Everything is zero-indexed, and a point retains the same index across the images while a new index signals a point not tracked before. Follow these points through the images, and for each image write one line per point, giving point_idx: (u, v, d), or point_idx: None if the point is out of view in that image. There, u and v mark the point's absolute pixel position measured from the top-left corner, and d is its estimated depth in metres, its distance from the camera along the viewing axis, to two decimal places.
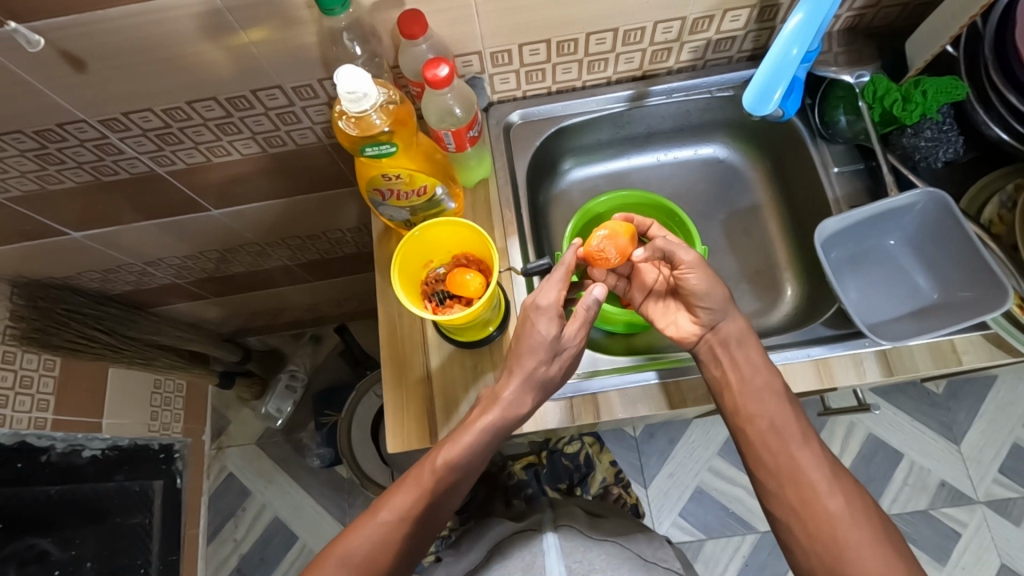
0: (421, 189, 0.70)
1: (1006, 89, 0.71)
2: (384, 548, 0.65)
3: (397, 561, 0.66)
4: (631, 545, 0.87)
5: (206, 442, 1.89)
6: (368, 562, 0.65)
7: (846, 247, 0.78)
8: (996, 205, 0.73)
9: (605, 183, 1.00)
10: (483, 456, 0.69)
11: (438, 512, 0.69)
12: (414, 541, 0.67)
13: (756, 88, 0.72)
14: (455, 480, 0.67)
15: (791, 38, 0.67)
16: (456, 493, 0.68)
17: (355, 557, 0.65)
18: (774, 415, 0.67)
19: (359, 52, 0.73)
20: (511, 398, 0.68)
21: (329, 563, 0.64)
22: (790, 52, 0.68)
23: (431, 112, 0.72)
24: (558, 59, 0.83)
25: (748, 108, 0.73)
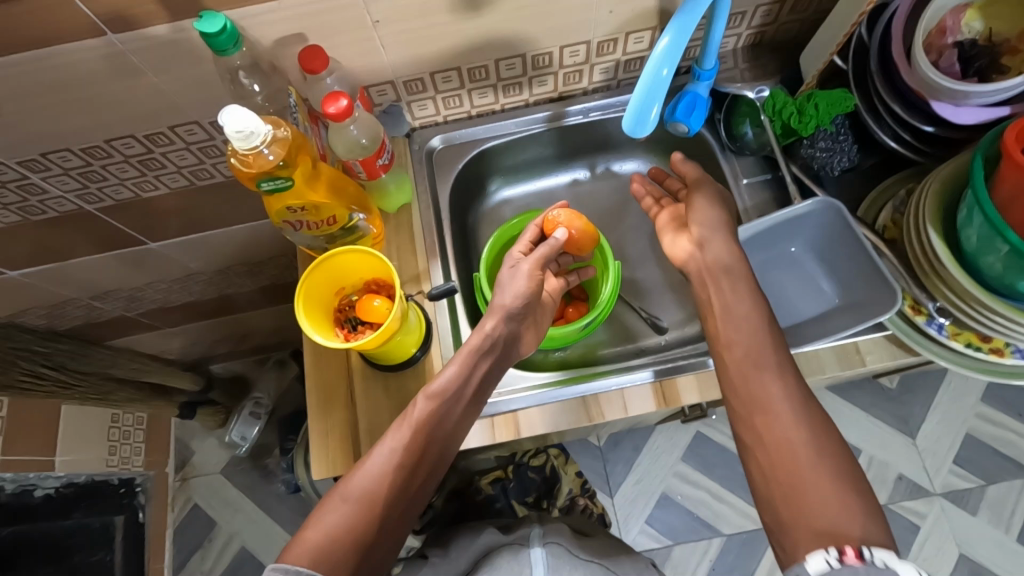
0: (330, 218, 0.71)
1: (892, 100, 0.74)
2: (387, 481, 0.63)
3: (398, 500, 0.63)
4: (617, 568, 0.81)
5: (170, 474, 1.87)
6: (370, 499, 0.61)
7: (755, 255, 0.80)
8: (890, 210, 0.76)
9: (535, 201, 1.02)
10: (469, 390, 0.71)
11: (434, 452, 0.67)
12: (410, 482, 0.64)
13: (634, 111, 0.66)
14: (442, 409, 0.68)
15: (659, 60, 0.61)
16: (448, 428, 0.69)
17: (357, 495, 0.61)
18: (739, 336, 0.64)
19: (259, 89, 0.72)
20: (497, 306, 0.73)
21: (331, 507, 0.60)
22: (660, 72, 0.62)
23: (337, 142, 0.73)
24: (472, 85, 0.86)
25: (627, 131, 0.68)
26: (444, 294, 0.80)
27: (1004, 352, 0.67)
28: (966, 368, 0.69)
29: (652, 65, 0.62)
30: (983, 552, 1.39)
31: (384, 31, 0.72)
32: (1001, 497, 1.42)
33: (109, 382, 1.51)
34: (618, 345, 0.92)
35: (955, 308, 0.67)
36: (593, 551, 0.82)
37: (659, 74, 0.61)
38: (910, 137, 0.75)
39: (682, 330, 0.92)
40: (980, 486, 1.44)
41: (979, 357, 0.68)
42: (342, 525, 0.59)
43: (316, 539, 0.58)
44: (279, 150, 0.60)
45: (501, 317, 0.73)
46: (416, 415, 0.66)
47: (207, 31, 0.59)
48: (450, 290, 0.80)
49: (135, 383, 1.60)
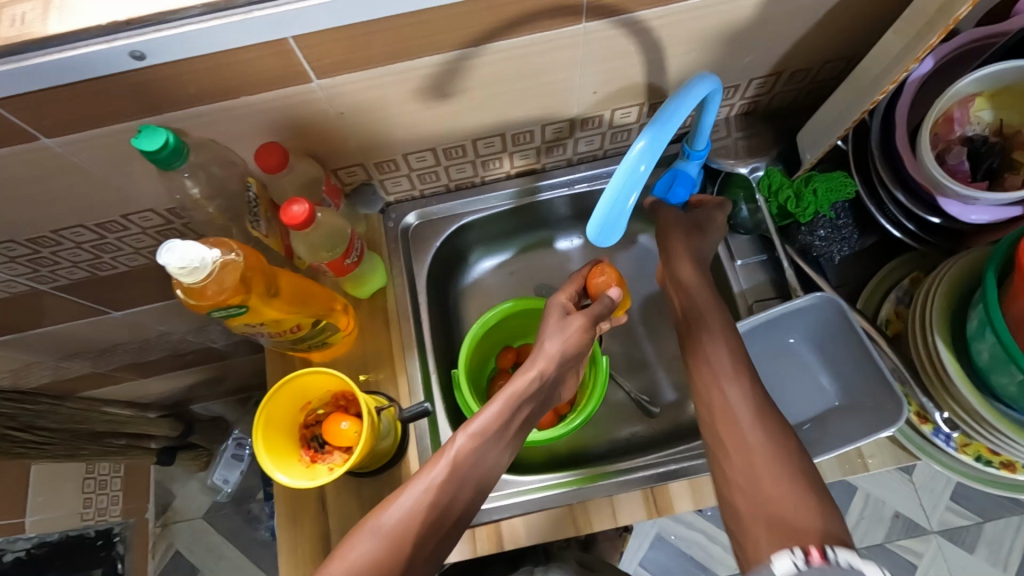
0: (294, 326, 0.66)
1: (895, 187, 0.68)
2: (418, 519, 0.59)
3: (427, 539, 0.59)
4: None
5: (150, 520, 1.80)
6: (399, 537, 0.58)
7: (749, 348, 0.75)
8: (893, 302, 0.72)
9: (518, 269, 0.96)
10: (509, 433, 0.66)
11: (469, 493, 0.63)
12: (442, 524, 0.60)
13: (602, 216, 0.55)
14: (481, 449, 0.64)
15: (637, 155, 0.51)
16: (486, 470, 0.64)
17: (387, 530, 0.58)
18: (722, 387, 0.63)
19: (196, 189, 0.62)
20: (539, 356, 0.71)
21: (358, 540, 0.58)
22: (636, 170, 0.52)
23: (300, 246, 0.66)
24: (449, 162, 0.80)
25: (592, 240, 0.57)
26: (416, 418, 0.71)
27: (1017, 467, 0.64)
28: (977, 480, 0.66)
29: (628, 161, 0.52)
30: None
31: (349, 121, 0.67)
32: (999, 535, 1.39)
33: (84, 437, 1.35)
34: (605, 433, 0.88)
35: (962, 423, 0.63)
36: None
37: (636, 171, 0.52)
38: (915, 227, 0.69)
39: (675, 414, 0.87)
40: (977, 523, 1.41)
41: (990, 470, 0.64)
42: (368, 560, 0.56)
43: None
44: (229, 278, 0.55)
45: (547, 360, 0.70)
46: (452, 459, 0.62)
47: (147, 149, 0.53)
48: (423, 413, 0.71)
49: (114, 435, 1.44)
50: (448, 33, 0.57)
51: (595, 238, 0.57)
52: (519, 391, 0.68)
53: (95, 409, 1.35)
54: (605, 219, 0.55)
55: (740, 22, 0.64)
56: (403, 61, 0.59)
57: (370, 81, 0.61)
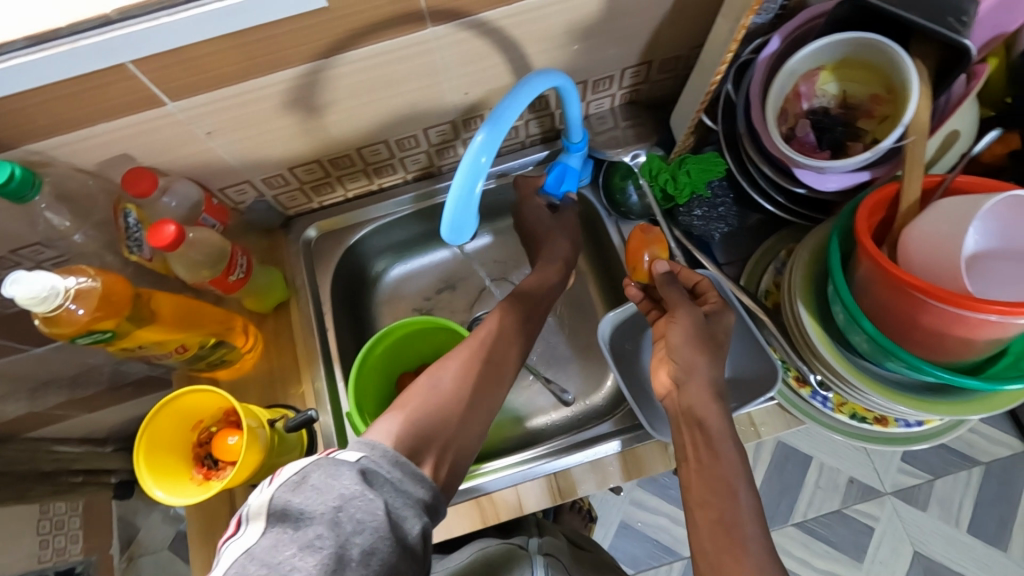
0: (180, 346, 0.66)
1: (762, 162, 0.71)
2: (464, 383, 0.64)
3: (482, 386, 0.65)
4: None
5: (114, 556, 1.64)
6: (454, 388, 0.63)
7: (637, 333, 0.78)
8: (771, 274, 0.74)
9: (432, 273, 0.98)
10: (528, 314, 0.75)
11: (508, 356, 0.69)
12: (490, 378, 0.66)
13: (451, 210, 0.56)
14: (509, 322, 0.72)
15: (477, 147, 0.53)
16: (517, 347, 0.70)
17: (440, 383, 0.63)
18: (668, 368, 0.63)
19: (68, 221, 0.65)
20: (547, 263, 0.81)
21: (414, 392, 0.62)
22: (478, 161, 0.53)
23: (179, 266, 0.67)
24: (341, 172, 0.82)
25: (445, 237, 0.58)
26: (302, 425, 0.70)
27: (887, 421, 0.67)
28: (856, 438, 0.68)
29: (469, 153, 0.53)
30: (936, 548, 1.37)
31: (220, 140, 0.68)
32: (950, 491, 1.40)
33: (31, 476, 1.29)
34: (522, 428, 0.89)
35: (833, 385, 0.65)
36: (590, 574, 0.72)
37: (477, 162, 0.52)
38: (784, 200, 0.72)
39: (587, 402, 0.89)
40: (929, 481, 1.42)
41: (864, 427, 0.67)
42: (427, 404, 0.60)
43: (405, 413, 0.58)
44: (89, 304, 0.55)
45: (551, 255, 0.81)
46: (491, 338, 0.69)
47: None
48: (308, 419, 0.69)
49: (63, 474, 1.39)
50: (290, 51, 0.58)
51: (448, 232, 0.58)
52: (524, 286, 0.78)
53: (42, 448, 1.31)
54: (454, 212, 0.56)
55: (589, 16, 0.67)
56: (256, 79, 0.60)
57: (227, 101, 0.62)
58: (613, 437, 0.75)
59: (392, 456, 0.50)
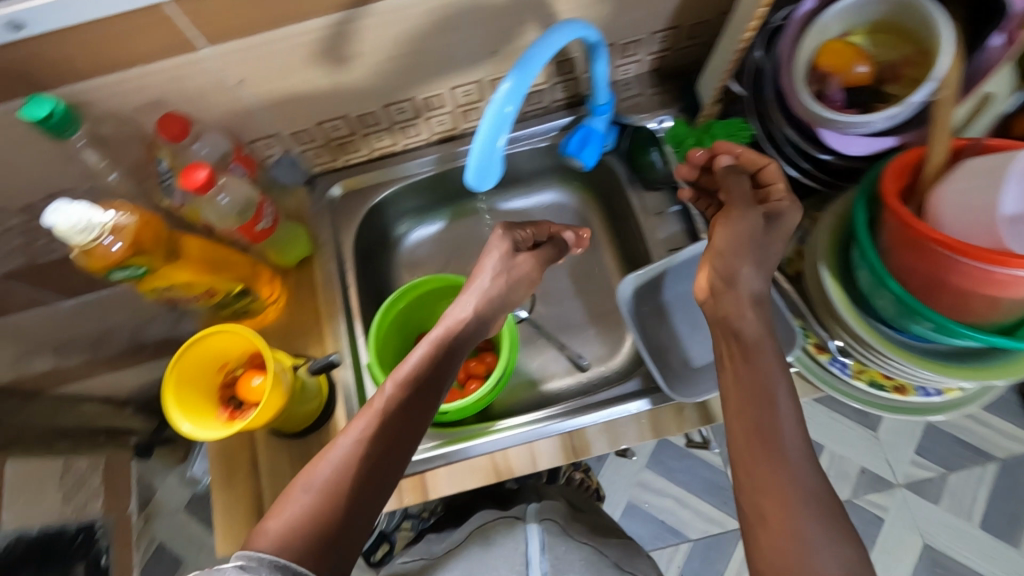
0: (207, 289, 0.69)
1: (785, 124, 0.72)
2: (349, 475, 0.54)
3: (371, 481, 0.55)
4: (609, 550, 0.74)
5: (131, 515, 1.67)
6: (336, 484, 0.53)
7: (659, 296, 0.77)
8: (794, 243, 0.74)
9: (450, 239, 0.98)
10: (438, 377, 0.64)
11: (404, 432, 0.59)
12: (384, 461, 0.56)
13: (477, 156, 0.56)
14: (409, 395, 0.61)
15: (502, 97, 0.54)
16: (417, 422, 0.60)
17: (320, 483, 0.53)
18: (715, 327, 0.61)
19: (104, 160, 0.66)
20: (452, 314, 0.70)
21: (293, 500, 0.52)
22: (504, 111, 0.55)
23: (208, 212, 0.68)
24: (366, 130, 0.82)
25: (469, 183, 0.59)
26: (326, 368, 0.72)
27: (907, 390, 0.66)
28: (875, 407, 0.68)
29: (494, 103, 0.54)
30: (944, 540, 1.35)
31: (251, 90, 0.69)
32: (962, 485, 1.38)
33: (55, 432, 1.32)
34: (536, 388, 0.90)
35: (855, 351, 0.65)
36: (587, 531, 0.76)
37: (502, 111, 0.54)
38: (809, 165, 0.72)
39: (602, 368, 0.90)
40: (941, 474, 1.39)
41: (883, 396, 0.67)
42: (301, 519, 0.51)
43: (272, 533, 0.50)
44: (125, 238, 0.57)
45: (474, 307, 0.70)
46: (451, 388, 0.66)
47: (36, 117, 0.55)
48: (332, 364, 0.72)
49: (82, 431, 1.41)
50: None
51: (471, 178, 0.59)
52: (448, 330, 0.68)
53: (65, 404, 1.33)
54: (479, 161, 0.57)
55: None
56: (287, 27, 0.61)
57: (260, 48, 0.63)
58: (642, 396, 0.76)
59: (275, 562, 0.47)
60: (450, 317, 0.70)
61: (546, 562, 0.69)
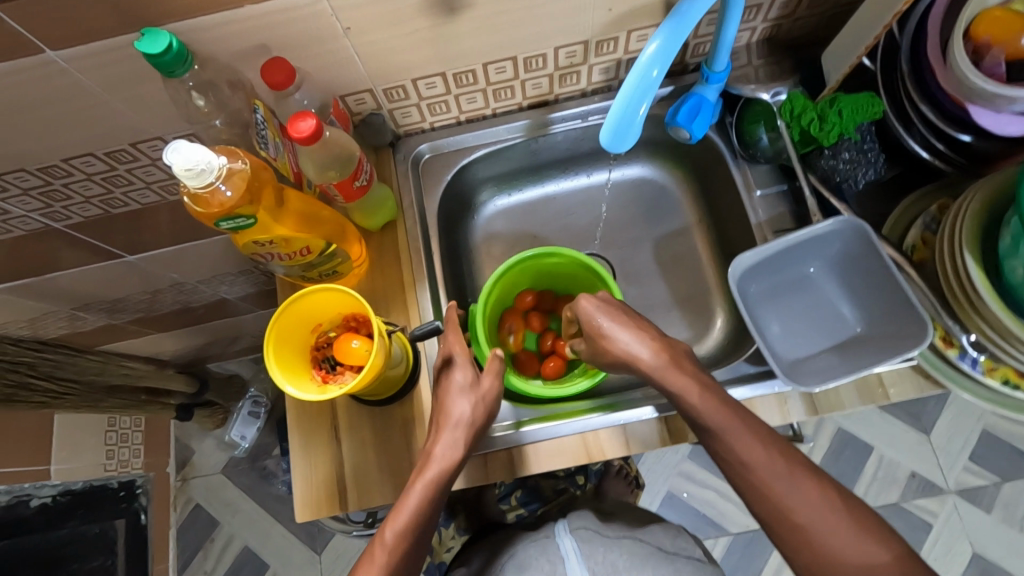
0: (303, 248, 0.65)
1: (922, 103, 0.66)
2: None
3: None
4: (649, 537, 0.75)
5: (170, 475, 1.71)
6: None
7: (766, 278, 0.74)
8: (919, 227, 0.69)
9: (530, 212, 0.95)
10: (439, 507, 0.60)
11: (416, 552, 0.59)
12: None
13: (617, 118, 0.55)
14: (416, 531, 0.58)
15: (649, 59, 0.51)
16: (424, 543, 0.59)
17: None
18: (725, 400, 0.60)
19: (204, 104, 0.63)
20: (440, 453, 0.63)
21: None
22: (650, 74, 0.52)
23: (309, 165, 0.65)
24: (460, 90, 0.78)
25: (605, 144, 0.58)
26: (428, 335, 0.73)
27: None
28: (999, 406, 0.64)
29: (641, 66, 0.51)
30: (997, 553, 1.27)
31: (355, 39, 0.65)
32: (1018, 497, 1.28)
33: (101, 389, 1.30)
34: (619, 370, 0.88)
35: (990, 344, 0.61)
36: (621, 527, 0.76)
37: (648, 75, 0.51)
38: (943, 147, 0.67)
39: None
40: (995, 484, 1.30)
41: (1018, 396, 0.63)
42: None
43: None
44: (237, 186, 0.55)
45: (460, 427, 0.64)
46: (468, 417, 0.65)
47: (149, 52, 0.52)
48: (435, 330, 0.72)
49: (129, 388, 1.41)
50: None
51: (608, 141, 0.58)
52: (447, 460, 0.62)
53: (112, 361, 1.32)
54: (618, 121, 0.56)
55: None
56: None
57: None
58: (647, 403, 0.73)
59: None
60: (441, 450, 0.63)
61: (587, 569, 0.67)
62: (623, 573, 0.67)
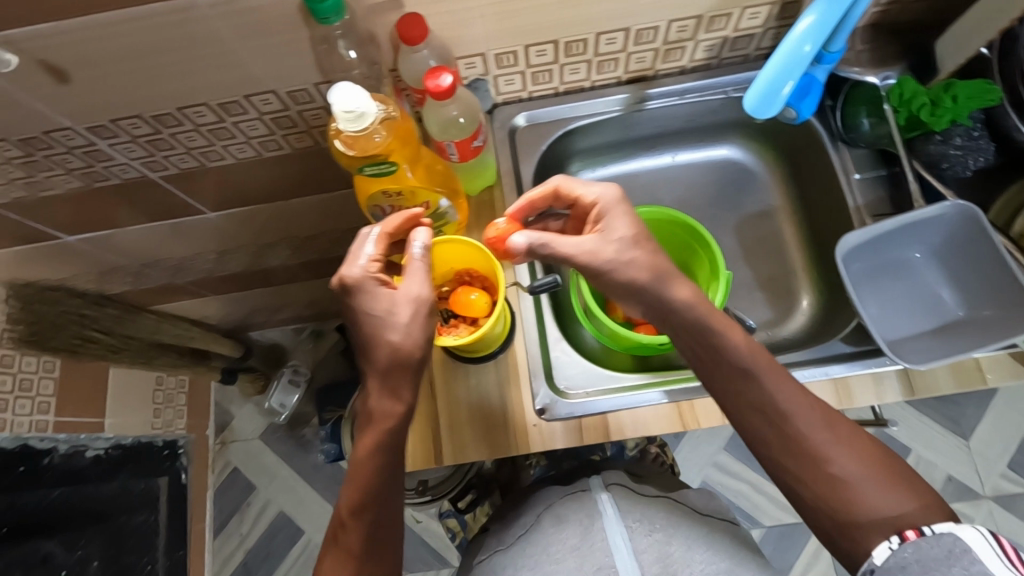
0: (423, 204, 0.67)
1: None
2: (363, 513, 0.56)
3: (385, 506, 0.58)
4: (684, 500, 0.76)
5: (209, 437, 1.70)
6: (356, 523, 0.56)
7: (870, 259, 0.75)
8: None
9: (611, 187, 0.96)
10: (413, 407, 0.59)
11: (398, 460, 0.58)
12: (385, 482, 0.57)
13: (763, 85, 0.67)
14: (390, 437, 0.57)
15: (803, 35, 0.63)
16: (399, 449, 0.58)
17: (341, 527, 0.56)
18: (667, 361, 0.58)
19: (354, 57, 0.69)
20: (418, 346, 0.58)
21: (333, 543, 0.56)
22: (801, 48, 0.64)
23: (433, 121, 0.68)
24: (566, 60, 0.79)
25: (750, 106, 0.69)
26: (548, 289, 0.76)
27: None
28: None
29: (795, 40, 0.64)
30: None
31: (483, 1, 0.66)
32: None
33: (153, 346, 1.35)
34: None
35: None
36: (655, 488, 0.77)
37: (801, 48, 0.64)
38: None
39: (769, 334, 0.87)
40: None
41: None
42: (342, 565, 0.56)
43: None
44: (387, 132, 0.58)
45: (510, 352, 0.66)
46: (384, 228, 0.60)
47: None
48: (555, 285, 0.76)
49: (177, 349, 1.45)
50: None
51: (754, 104, 0.69)
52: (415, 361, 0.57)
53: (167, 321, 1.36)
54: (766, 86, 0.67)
55: None
56: None
57: None
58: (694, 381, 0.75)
59: None
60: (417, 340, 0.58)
61: (625, 527, 0.69)
62: (660, 531, 0.69)
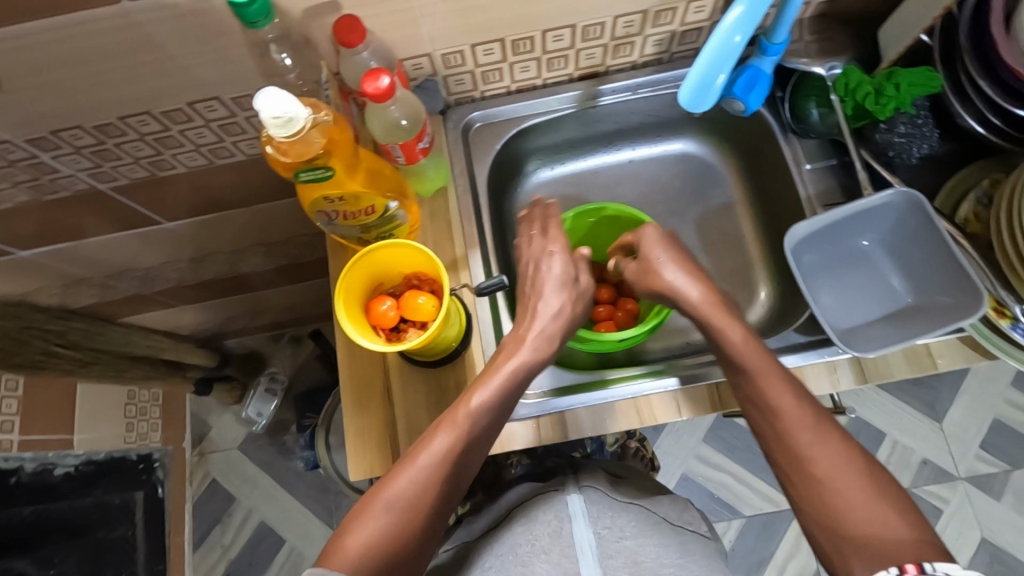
0: (368, 208, 0.66)
1: (981, 78, 0.68)
2: (425, 491, 0.57)
3: (443, 501, 0.59)
4: (656, 506, 0.75)
5: (187, 449, 1.67)
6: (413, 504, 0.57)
7: (821, 249, 0.76)
8: (972, 202, 0.71)
9: (570, 184, 0.96)
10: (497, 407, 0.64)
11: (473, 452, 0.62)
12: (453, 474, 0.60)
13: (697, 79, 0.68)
14: (480, 425, 0.62)
15: (732, 27, 0.64)
16: (479, 445, 0.62)
17: (395, 502, 0.57)
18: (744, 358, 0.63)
19: (290, 63, 0.69)
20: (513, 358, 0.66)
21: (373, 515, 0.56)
22: (733, 38, 0.65)
23: (376, 123, 0.67)
24: (515, 58, 0.78)
25: (686, 104, 0.70)
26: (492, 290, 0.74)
27: None
28: None
29: (723, 32, 0.64)
30: (1006, 539, 1.29)
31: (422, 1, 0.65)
32: None
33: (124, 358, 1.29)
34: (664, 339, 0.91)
35: None
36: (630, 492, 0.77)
37: (729, 39, 0.64)
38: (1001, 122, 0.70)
39: None
40: (1005, 471, 1.32)
41: None
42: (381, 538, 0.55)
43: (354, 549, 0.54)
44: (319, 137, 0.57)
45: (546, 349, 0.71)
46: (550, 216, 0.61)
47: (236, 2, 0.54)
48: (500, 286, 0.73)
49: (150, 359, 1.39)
50: None
51: (688, 101, 0.70)
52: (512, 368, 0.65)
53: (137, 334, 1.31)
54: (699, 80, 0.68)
55: None
56: None
57: None
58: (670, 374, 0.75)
59: None
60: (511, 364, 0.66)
61: (594, 532, 0.68)
62: (629, 538, 0.68)
